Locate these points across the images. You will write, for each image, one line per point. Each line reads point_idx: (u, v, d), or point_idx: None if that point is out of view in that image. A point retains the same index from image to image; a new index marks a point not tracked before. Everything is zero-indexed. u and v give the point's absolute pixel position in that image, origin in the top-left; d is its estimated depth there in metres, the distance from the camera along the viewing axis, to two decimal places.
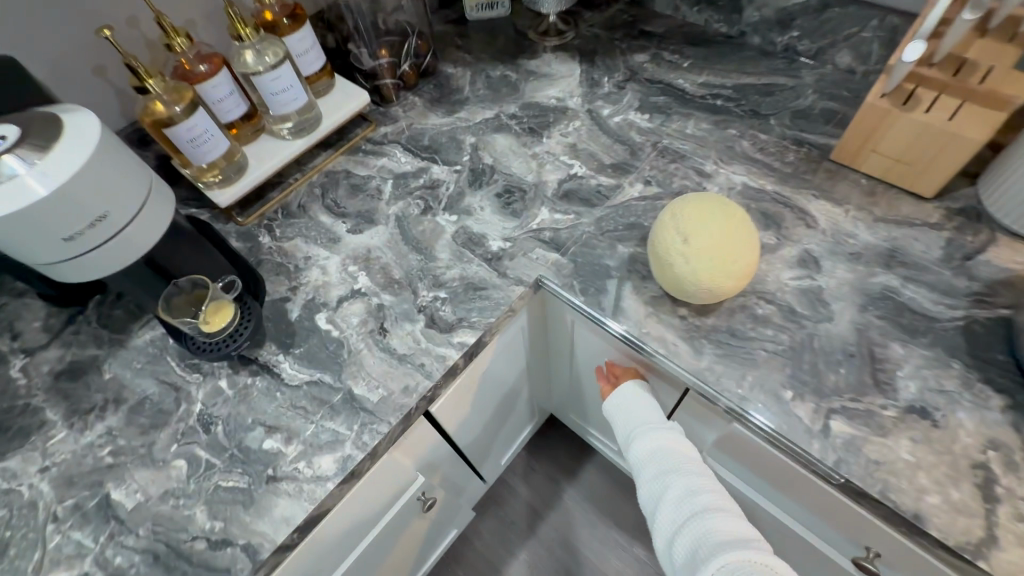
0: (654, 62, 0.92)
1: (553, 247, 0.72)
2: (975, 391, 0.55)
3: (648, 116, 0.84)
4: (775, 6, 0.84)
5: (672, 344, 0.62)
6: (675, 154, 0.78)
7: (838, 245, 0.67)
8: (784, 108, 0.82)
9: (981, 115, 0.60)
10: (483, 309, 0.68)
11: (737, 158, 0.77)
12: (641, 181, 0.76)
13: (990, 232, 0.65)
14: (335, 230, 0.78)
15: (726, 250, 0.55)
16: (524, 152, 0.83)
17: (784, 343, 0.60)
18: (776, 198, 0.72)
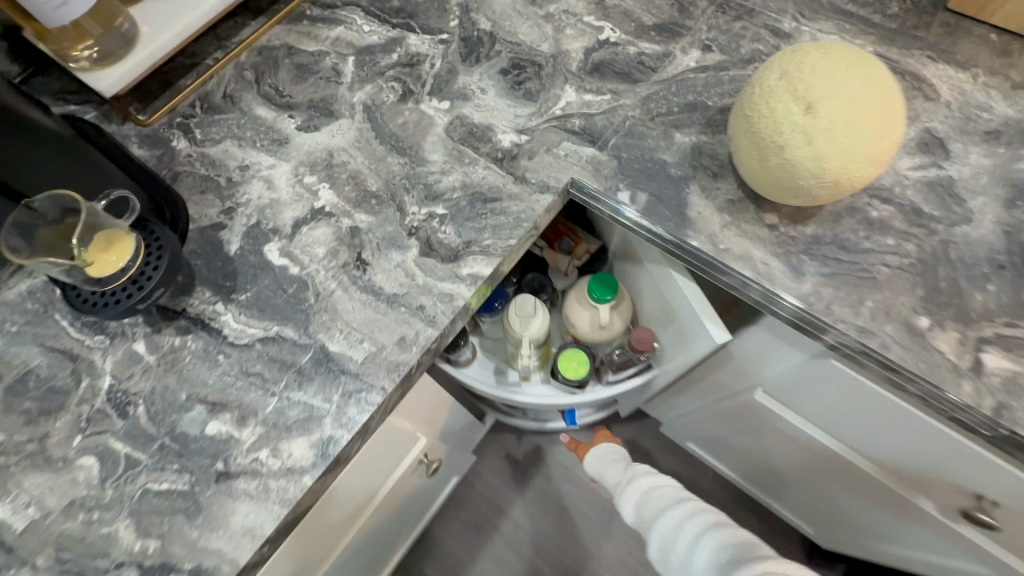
0: None
1: (587, 139, 0.53)
2: None
3: None
4: None
5: (762, 264, 0.46)
6: (740, 9, 0.58)
7: (969, 122, 0.50)
8: None
9: None
10: (498, 228, 0.49)
11: (823, 11, 0.57)
12: (698, 46, 0.56)
13: None
14: (279, 127, 0.56)
15: (872, 120, 0.37)
16: (533, 13, 0.61)
17: (912, 255, 0.45)
18: (880, 63, 0.54)
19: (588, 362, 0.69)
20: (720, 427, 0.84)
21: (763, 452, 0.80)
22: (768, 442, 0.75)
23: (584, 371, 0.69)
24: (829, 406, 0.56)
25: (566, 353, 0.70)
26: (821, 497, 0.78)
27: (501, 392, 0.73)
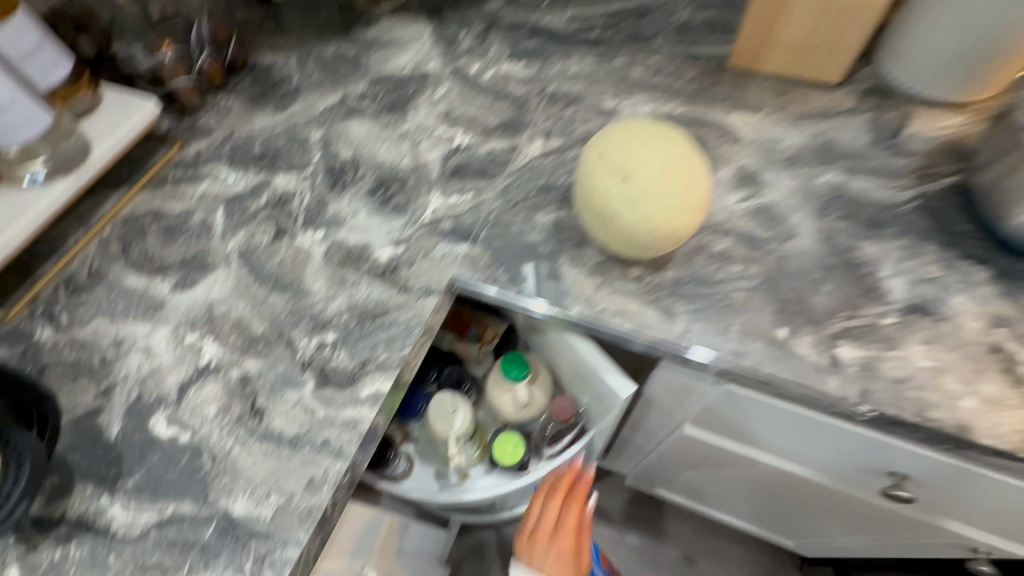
0: (511, 6, 0.79)
1: (460, 237, 0.56)
2: (960, 271, 0.49)
3: (523, 64, 0.71)
4: None
5: (638, 314, 0.49)
6: (567, 98, 0.67)
7: (771, 154, 0.59)
8: (664, 25, 0.73)
9: None
10: (391, 340, 0.50)
11: (635, 88, 0.67)
12: (540, 135, 0.63)
13: (905, 105, 0.61)
14: (154, 292, 0.55)
15: (676, 181, 0.43)
16: (389, 135, 0.66)
17: (758, 276, 0.50)
18: (690, 120, 0.63)
19: (523, 443, 0.69)
20: (661, 464, 0.85)
21: (705, 478, 0.81)
22: (716, 470, 0.77)
23: (522, 453, 0.69)
24: (741, 424, 0.59)
25: (500, 439, 0.69)
26: (760, 503, 0.82)
27: (445, 497, 0.70)
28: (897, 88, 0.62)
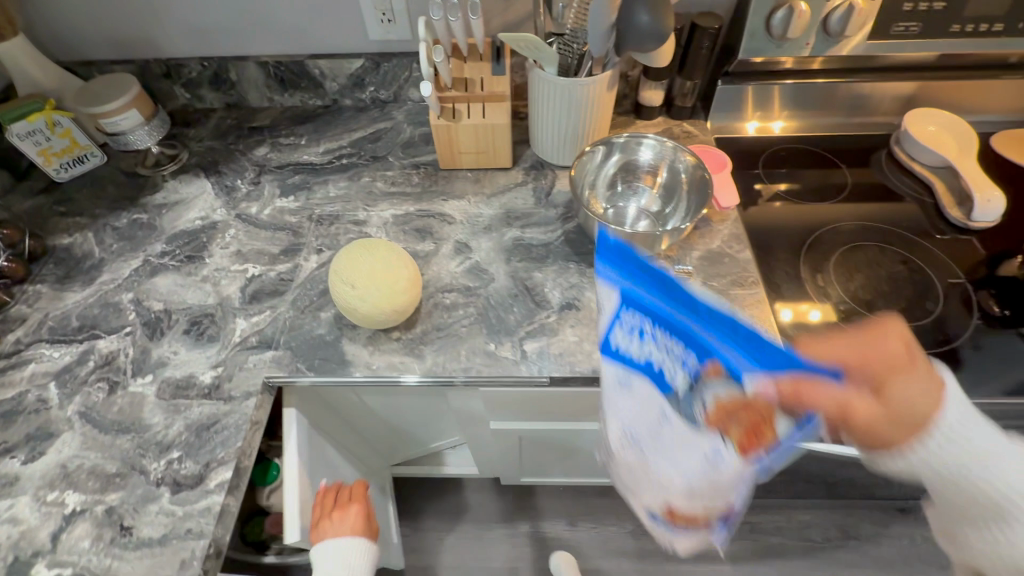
0: (275, 150, 1.01)
1: (265, 346, 0.75)
2: (589, 274, 0.80)
3: (292, 197, 0.93)
4: (343, 74, 1.02)
5: (400, 363, 0.72)
6: (330, 217, 0.89)
7: (475, 226, 0.87)
8: (393, 144, 1.00)
9: (496, 108, 0.85)
10: (225, 439, 0.67)
11: (379, 198, 0.92)
12: (314, 252, 0.85)
13: (553, 172, 0.94)
14: (5, 471, 0.65)
15: (379, 278, 0.67)
16: (192, 280, 0.82)
17: (474, 313, 0.76)
18: (420, 214, 0.89)
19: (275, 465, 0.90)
20: (500, 455, 1.08)
21: (532, 453, 1.07)
22: (532, 444, 1.02)
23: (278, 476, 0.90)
24: (511, 407, 0.84)
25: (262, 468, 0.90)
26: (576, 456, 1.09)
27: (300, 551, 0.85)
28: (547, 161, 0.95)
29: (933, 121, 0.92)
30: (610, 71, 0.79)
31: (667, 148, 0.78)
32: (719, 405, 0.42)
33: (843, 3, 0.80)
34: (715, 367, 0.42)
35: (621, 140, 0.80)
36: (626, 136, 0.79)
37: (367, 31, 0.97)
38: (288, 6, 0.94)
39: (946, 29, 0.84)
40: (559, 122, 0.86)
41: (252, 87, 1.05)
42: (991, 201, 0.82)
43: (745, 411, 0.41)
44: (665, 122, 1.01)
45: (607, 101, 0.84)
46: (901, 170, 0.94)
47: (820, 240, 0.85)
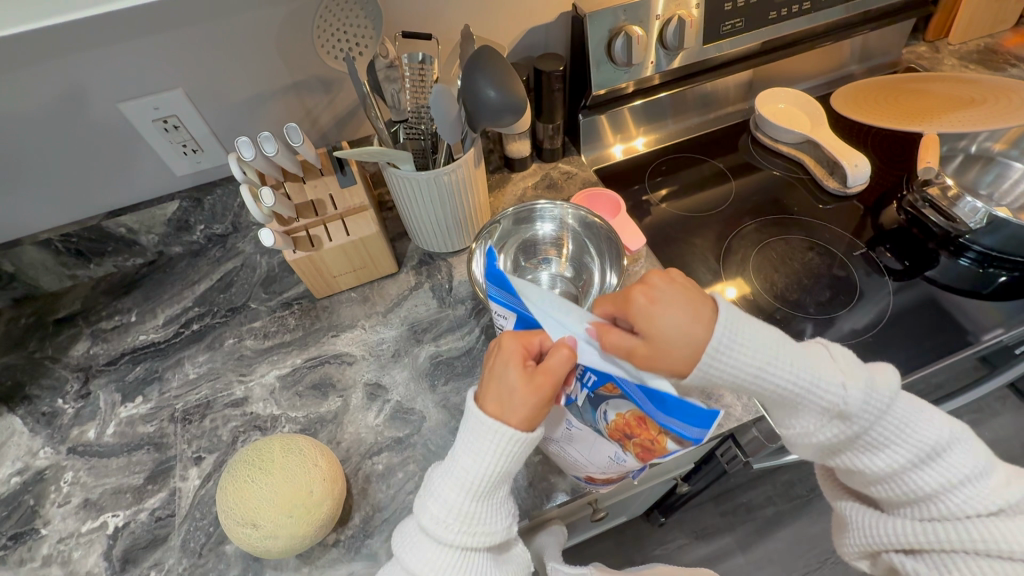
0: (99, 340, 0.79)
1: None
2: None
3: (140, 397, 0.73)
4: (160, 222, 0.83)
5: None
6: (198, 408, 0.71)
7: (381, 357, 0.74)
8: (251, 286, 0.83)
9: (359, 218, 0.72)
10: None
11: (254, 360, 0.75)
12: (191, 464, 0.66)
13: (445, 262, 0.83)
14: None
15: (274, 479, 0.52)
16: (30, 570, 0.60)
17: (416, 471, 0.64)
18: (312, 365, 0.74)
19: None
20: None
21: None
22: None
23: None
24: None
25: None
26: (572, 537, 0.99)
27: None
28: (436, 252, 0.84)
29: (779, 98, 0.96)
30: (473, 148, 0.70)
31: (563, 210, 0.71)
32: (619, 420, 0.46)
33: (671, 17, 0.79)
34: (609, 385, 0.45)
35: (509, 216, 0.70)
36: (515, 211, 0.69)
37: (170, 169, 0.78)
38: (51, 170, 0.73)
39: (767, 16, 0.86)
40: (435, 214, 0.75)
41: (40, 271, 0.82)
42: (859, 166, 0.85)
43: (638, 428, 0.45)
44: (541, 168, 0.95)
45: (479, 177, 0.75)
46: (770, 153, 0.96)
47: (730, 248, 0.83)
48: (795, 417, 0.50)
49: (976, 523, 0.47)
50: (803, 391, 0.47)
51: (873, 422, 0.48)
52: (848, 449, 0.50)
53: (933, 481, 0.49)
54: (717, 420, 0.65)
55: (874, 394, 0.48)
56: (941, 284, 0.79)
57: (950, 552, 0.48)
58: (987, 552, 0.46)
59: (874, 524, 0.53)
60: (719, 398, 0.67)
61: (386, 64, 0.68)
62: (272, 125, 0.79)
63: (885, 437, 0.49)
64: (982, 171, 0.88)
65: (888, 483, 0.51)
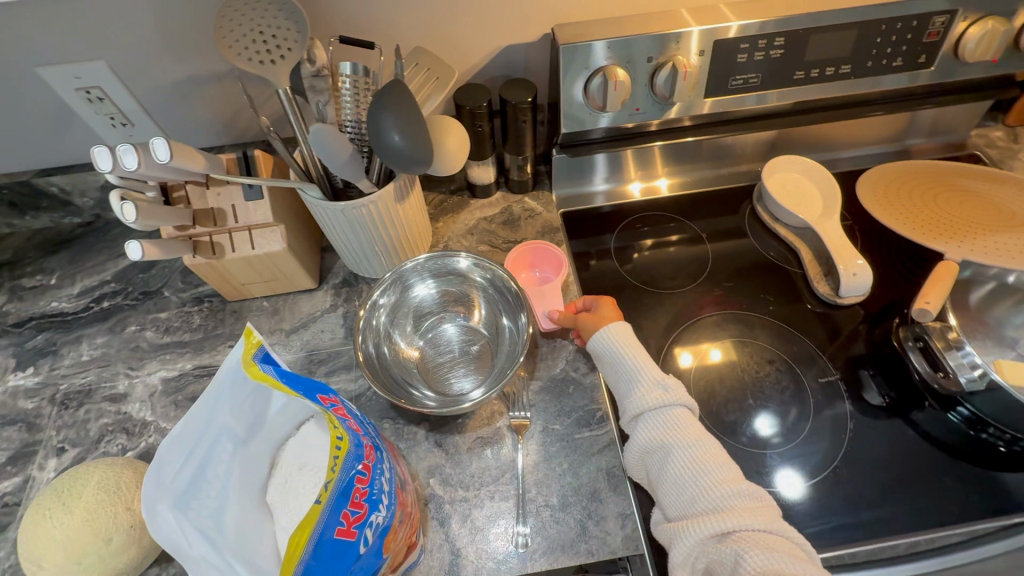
0: (15, 299, 0.78)
1: None
2: (405, 435, 0.64)
3: (30, 369, 0.72)
4: (93, 187, 0.80)
5: None
6: (78, 394, 0.69)
7: None
8: (170, 271, 0.80)
9: (267, 232, 0.66)
10: None
11: (147, 356, 0.72)
12: (53, 454, 0.65)
13: (368, 287, 0.77)
14: None
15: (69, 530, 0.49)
16: None
17: None
18: (198, 374, 0.70)
19: None
20: None
21: None
22: None
23: None
24: None
25: None
26: None
27: None
28: (361, 275, 0.77)
29: (794, 168, 0.82)
30: (395, 184, 0.63)
31: (461, 265, 0.68)
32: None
33: (667, 62, 0.67)
34: (343, 528, 0.38)
35: (411, 265, 0.67)
36: (410, 262, 0.67)
37: (101, 138, 0.75)
38: None
39: (791, 76, 0.72)
40: (353, 244, 0.69)
41: None
42: (857, 274, 0.72)
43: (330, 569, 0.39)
44: (504, 199, 0.86)
45: (405, 212, 0.68)
46: (766, 231, 0.83)
47: (680, 338, 0.72)
48: (631, 401, 0.60)
49: (751, 497, 0.52)
50: (625, 384, 0.61)
51: (693, 425, 0.57)
52: (679, 446, 0.56)
53: (728, 478, 0.54)
54: (589, 547, 0.57)
55: (679, 395, 0.59)
56: (916, 432, 0.66)
57: (744, 533, 0.50)
58: (769, 532, 0.50)
59: (683, 528, 0.52)
60: (600, 520, 0.59)
61: (313, 72, 0.61)
62: (208, 109, 0.73)
63: (685, 423, 0.57)
64: (1012, 309, 0.73)
65: (698, 491, 0.53)
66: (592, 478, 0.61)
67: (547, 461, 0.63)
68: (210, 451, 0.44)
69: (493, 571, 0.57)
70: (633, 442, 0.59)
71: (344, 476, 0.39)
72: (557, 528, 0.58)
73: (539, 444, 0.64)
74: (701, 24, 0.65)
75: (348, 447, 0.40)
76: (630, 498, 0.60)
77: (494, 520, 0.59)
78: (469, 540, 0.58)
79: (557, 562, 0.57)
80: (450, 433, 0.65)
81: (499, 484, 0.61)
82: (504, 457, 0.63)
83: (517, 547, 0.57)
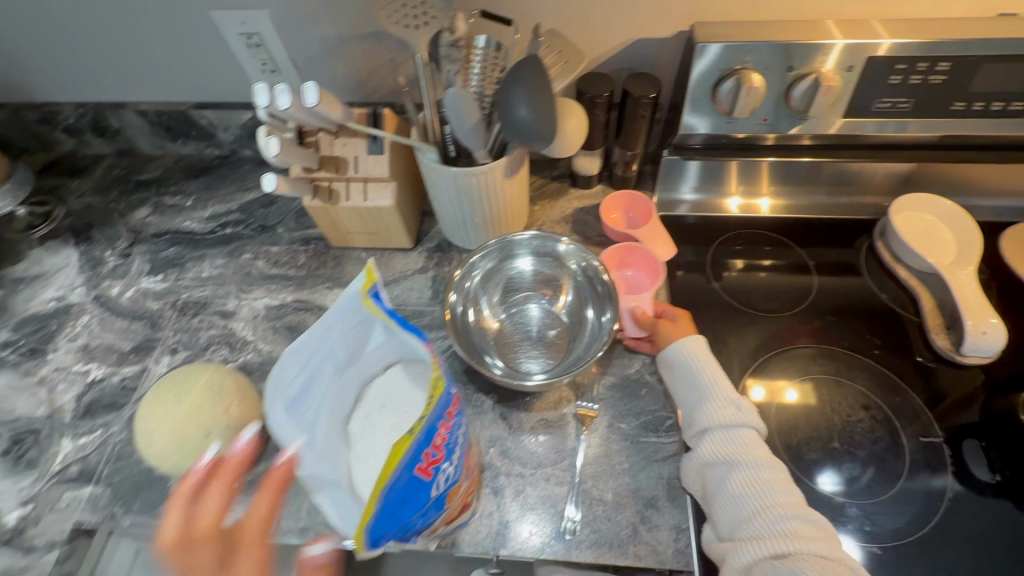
0: (157, 212, 0.89)
1: (84, 480, 0.64)
2: (472, 401, 0.66)
3: (160, 275, 0.81)
4: (234, 125, 0.88)
5: (231, 514, 0.61)
6: (195, 304, 0.77)
7: None
8: (287, 211, 0.87)
9: (380, 188, 0.70)
10: None
11: (256, 283, 0.79)
12: (167, 352, 0.73)
13: (458, 255, 0.79)
14: None
15: (174, 417, 0.54)
16: (27, 383, 0.72)
17: None
18: (296, 307, 0.76)
19: None
20: None
21: None
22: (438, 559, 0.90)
23: None
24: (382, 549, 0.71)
25: None
26: None
27: None
28: (454, 243, 0.80)
29: (924, 209, 0.75)
30: (507, 159, 0.64)
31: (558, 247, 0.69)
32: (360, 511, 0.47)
33: (810, 73, 0.63)
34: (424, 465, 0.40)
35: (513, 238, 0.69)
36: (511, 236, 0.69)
37: (250, 80, 0.82)
38: (156, 53, 0.80)
39: (947, 106, 0.65)
40: (453, 211, 0.71)
41: (138, 135, 0.92)
42: (987, 333, 0.65)
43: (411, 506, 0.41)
44: (602, 193, 0.85)
45: (509, 189, 0.69)
46: (883, 270, 0.76)
47: (767, 363, 0.69)
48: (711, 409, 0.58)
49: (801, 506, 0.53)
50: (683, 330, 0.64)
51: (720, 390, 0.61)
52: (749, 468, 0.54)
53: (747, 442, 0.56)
54: (637, 551, 0.56)
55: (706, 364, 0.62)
56: None
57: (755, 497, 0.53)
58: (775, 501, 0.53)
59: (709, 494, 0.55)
60: (654, 527, 0.58)
61: (450, 41, 0.63)
62: (346, 67, 0.78)
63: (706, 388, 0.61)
64: None
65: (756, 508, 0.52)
66: (650, 484, 0.60)
67: (608, 456, 0.62)
68: (316, 365, 0.48)
69: (538, 550, 0.57)
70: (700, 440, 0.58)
71: (434, 416, 0.40)
72: (607, 525, 0.58)
73: (602, 439, 0.63)
74: (848, 37, 0.61)
75: (443, 390, 0.41)
76: (687, 513, 0.58)
77: (545, 503, 0.60)
78: (519, 515, 0.59)
79: (601, 557, 0.56)
80: (515, 409, 0.66)
81: (555, 467, 0.62)
82: (564, 444, 0.63)
83: (565, 533, 0.57)
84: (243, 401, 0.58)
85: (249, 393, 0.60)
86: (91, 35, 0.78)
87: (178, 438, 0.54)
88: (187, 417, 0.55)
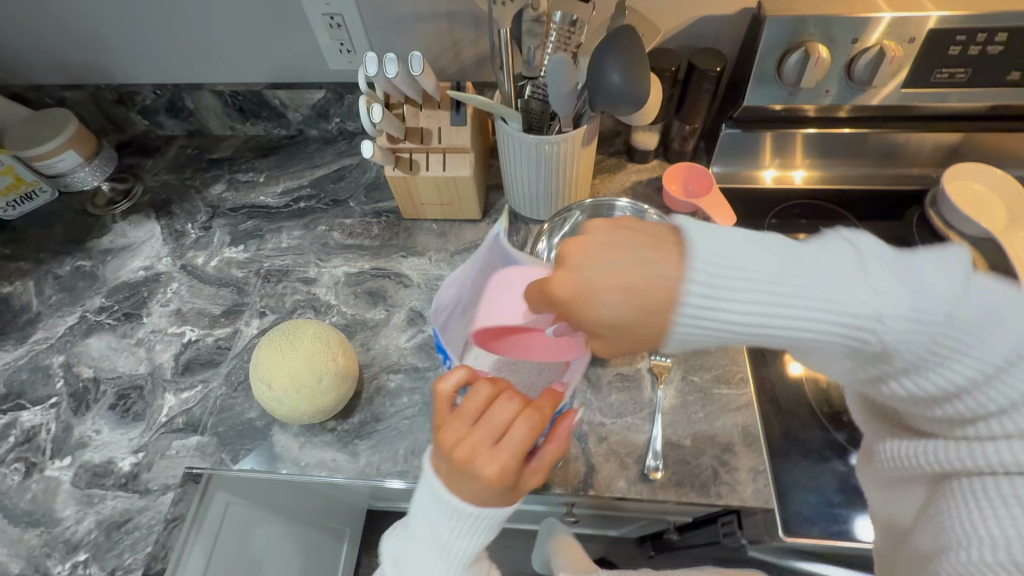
0: (232, 188, 0.93)
1: (190, 430, 0.68)
2: None
3: (241, 246, 0.85)
4: (305, 105, 0.93)
5: (332, 459, 0.65)
6: (278, 272, 0.82)
7: (433, 291, 0.78)
8: (356, 186, 0.91)
9: (458, 159, 0.74)
10: (136, 543, 0.63)
11: (334, 252, 0.84)
12: (256, 315, 0.77)
13: (525, 226, 0.83)
14: None
15: (289, 364, 0.59)
16: (126, 344, 0.76)
17: (418, 402, 0.68)
18: (375, 273, 0.80)
19: None
20: None
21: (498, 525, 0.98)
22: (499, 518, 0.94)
23: None
24: None
25: None
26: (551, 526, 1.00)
27: None
28: (521, 214, 0.84)
29: (978, 178, 0.78)
30: (585, 127, 0.68)
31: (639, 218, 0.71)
32: None
33: (871, 47, 0.67)
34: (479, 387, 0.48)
35: (595, 203, 0.71)
36: (596, 202, 0.71)
37: (325, 61, 0.86)
38: (239, 34, 0.84)
39: (1001, 76, 0.70)
40: (526, 180, 0.75)
41: (211, 115, 0.97)
42: None
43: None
44: (659, 167, 0.89)
45: (582, 158, 0.72)
46: (935, 236, 0.80)
47: None
48: (906, 346, 0.34)
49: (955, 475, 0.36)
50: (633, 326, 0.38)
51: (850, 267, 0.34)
52: (936, 434, 0.37)
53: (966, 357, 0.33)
54: (718, 490, 0.60)
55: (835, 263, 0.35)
56: None
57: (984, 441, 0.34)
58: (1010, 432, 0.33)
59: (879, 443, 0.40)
60: (732, 469, 0.62)
61: (533, 16, 0.67)
62: (420, 46, 0.82)
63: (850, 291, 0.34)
64: None
65: (957, 538, 0.34)
66: (726, 431, 0.64)
67: (683, 406, 0.66)
68: (461, 310, 0.59)
69: (624, 490, 0.61)
70: (866, 345, 0.35)
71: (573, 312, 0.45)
72: (688, 467, 0.62)
73: (677, 391, 0.67)
74: (894, 11, 0.65)
75: None
76: (763, 456, 0.62)
77: (627, 448, 0.64)
78: (604, 459, 0.63)
79: (684, 496, 0.60)
80: (592, 364, 0.70)
81: (635, 416, 0.66)
82: (641, 395, 0.67)
83: (649, 474, 0.61)
84: (346, 352, 0.62)
85: (348, 346, 0.64)
86: (178, 16, 0.82)
87: (293, 383, 0.58)
88: (300, 364, 0.59)
